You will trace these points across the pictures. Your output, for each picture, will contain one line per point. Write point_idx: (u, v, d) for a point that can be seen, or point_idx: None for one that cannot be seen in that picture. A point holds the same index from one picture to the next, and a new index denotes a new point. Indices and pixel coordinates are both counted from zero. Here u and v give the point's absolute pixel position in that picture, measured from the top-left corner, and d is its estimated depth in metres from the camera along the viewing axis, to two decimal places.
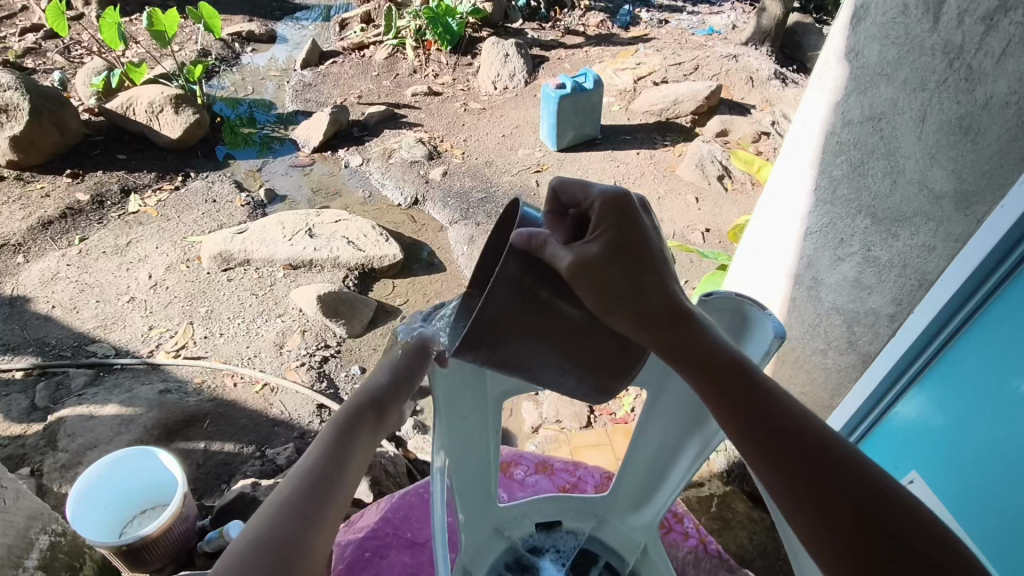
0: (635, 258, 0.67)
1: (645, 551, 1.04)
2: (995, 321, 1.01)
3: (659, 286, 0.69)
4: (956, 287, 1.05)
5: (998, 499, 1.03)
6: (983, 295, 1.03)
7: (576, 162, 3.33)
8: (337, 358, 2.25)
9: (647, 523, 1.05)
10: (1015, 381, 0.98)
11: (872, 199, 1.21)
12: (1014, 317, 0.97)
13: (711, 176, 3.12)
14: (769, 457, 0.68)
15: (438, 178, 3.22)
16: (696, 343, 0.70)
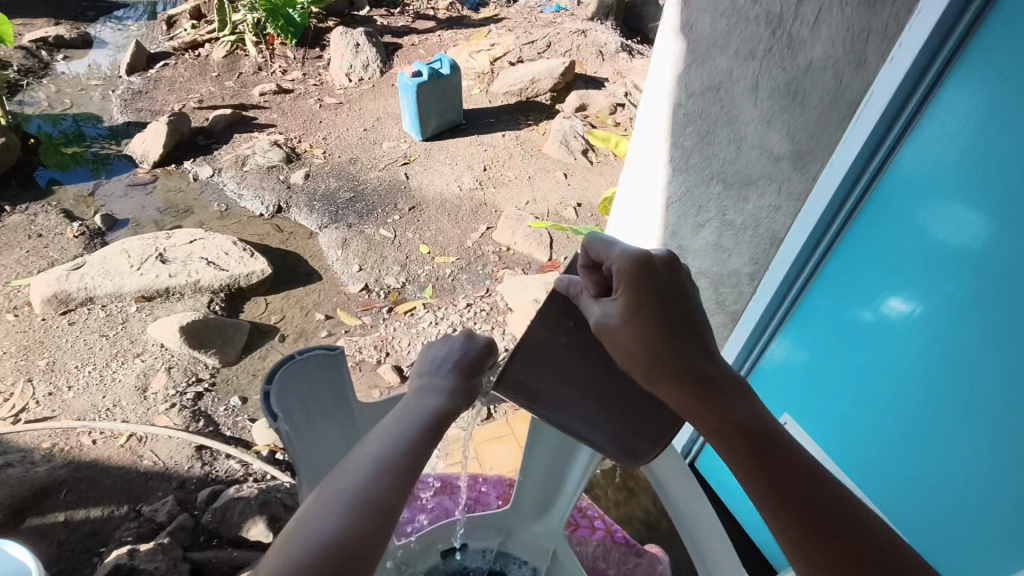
0: (658, 323, 0.73)
1: (555, 556, 1.06)
2: (840, 264, 1.11)
3: (679, 350, 0.73)
4: (804, 239, 1.13)
5: (855, 422, 1.15)
6: (827, 243, 1.12)
7: (444, 151, 3.27)
8: (213, 392, 2.07)
9: (553, 528, 1.07)
10: (863, 312, 1.08)
11: (721, 166, 1.27)
12: (861, 260, 1.06)
13: (576, 151, 3.19)
14: (801, 539, 0.64)
15: (300, 182, 3.03)
16: (727, 408, 0.71)
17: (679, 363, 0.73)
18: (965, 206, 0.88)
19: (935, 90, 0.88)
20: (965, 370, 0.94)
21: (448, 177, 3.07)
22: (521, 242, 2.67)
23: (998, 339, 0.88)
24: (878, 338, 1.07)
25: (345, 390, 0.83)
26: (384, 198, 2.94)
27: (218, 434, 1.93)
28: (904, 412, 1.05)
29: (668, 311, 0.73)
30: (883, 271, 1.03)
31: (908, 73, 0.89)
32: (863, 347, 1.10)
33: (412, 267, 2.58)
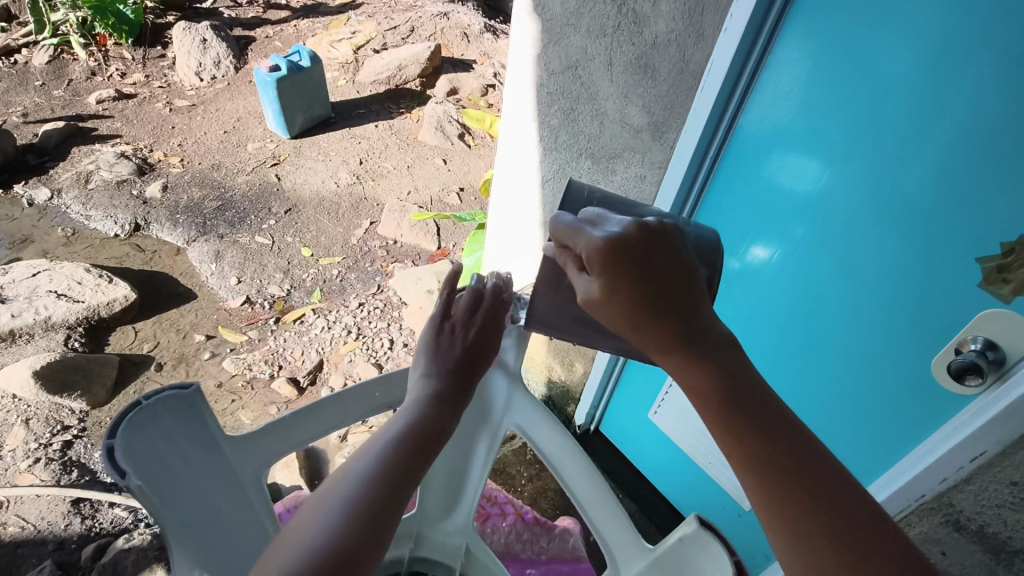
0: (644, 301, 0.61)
1: (468, 551, 1.05)
2: (717, 209, 1.16)
3: (673, 322, 0.61)
4: (673, 200, 1.18)
5: (753, 349, 1.23)
6: (697, 196, 1.17)
7: (316, 147, 3.12)
8: (85, 438, 1.87)
9: (462, 525, 1.06)
10: (747, 248, 1.15)
11: (587, 142, 1.30)
12: (747, 197, 1.09)
13: (452, 136, 3.17)
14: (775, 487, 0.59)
15: (158, 195, 2.78)
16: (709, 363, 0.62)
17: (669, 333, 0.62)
18: (806, 157, 0.97)
19: (770, 51, 0.95)
20: (825, 296, 1.05)
21: (323, 174, 2.94)
22: (407, 233, 2.62)
23: (844, 269, 1.00)
24: (752, 284, 1.17)
25: (209, 427, 0.77)
26: (256, 203, 2.77)
27: (96, 482, 1.75)
28: (799, 338, 1.12)
29: (660, 282, 0.61)
30: (748, 221, 1.12)
31: (743, 39, 0.94)
32: (742, 292, 1.20)
33: (295, 272, 2.46)
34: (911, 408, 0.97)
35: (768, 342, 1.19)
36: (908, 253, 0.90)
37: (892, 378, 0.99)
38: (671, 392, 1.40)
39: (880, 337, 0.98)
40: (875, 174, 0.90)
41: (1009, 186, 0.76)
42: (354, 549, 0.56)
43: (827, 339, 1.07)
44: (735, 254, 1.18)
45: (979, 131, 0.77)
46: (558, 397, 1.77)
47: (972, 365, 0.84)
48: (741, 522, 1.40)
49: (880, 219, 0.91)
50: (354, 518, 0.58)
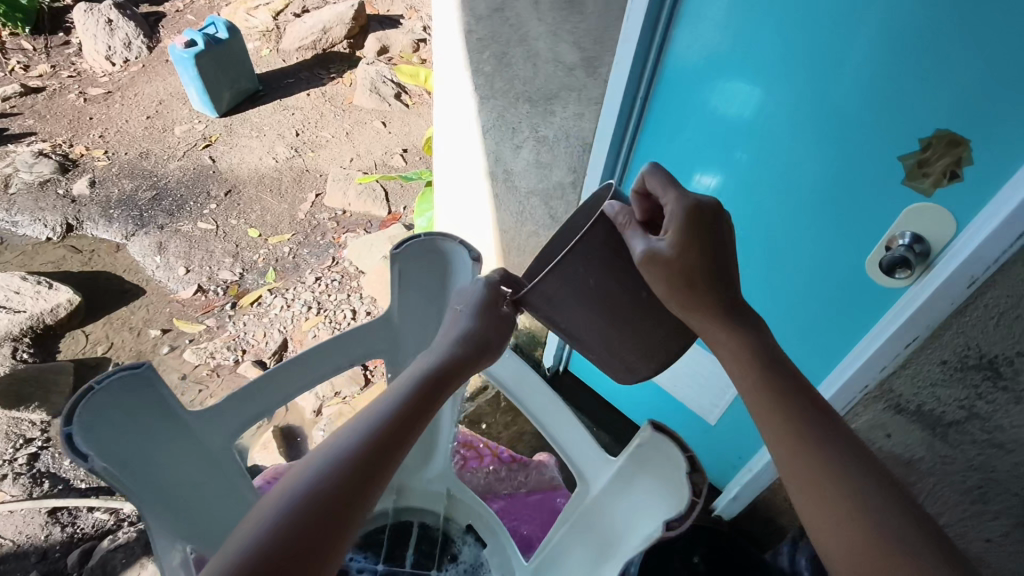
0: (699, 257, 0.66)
1: (450, 495, 1.08)
2: (659, 138, 1.17)
3: (722, 288, 0.68)
4: (613, 133, 1.18)
5: None
6: (636, 127, 1.18)
7: (248, 123, 3.00)
8: (52, 448, 1.82)
9: (441, 471, 1.09)
10: (691, 175, 1.16)
11: (523, 85, 1.29)
12: (686, 124, 1.11)
13: (389, 97, 3.09)
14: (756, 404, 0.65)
15: (87, 192, 2.64)
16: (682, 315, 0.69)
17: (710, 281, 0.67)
18: (743, 81, 0.99)
19: None
20: (767, 211, 1.08)
21: (259, 150, 2.83)
22: (355, 201, 2.57)
23: (784, 184, 1.03)
24: None
25: (169, 407, 0.75)
26: (193, 188, 2.66)
27: (71, 490, 1.71)
28: (748, 256, 1.17)
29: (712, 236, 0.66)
30: (687, 156, 1.14)
31: None
32: None
33: (245, 255, 2.40)
34: (854, 309, 1.03)
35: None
36: (843, 159, 0.93)
37: (833, 285, 1.04)
38: None
39: (820, 246, 1.03)
40: (802, 87, 0.92)
41: (933, 74, 0.79)
42: (307, 542, 0.48)
43: (773, 257, 1.12)
44: (678, 190, 1.20)
45: (911, 13, 0.77)
46: (525, 343, 1.81)
47: (902, 259, 0.90)
48: (709, 436, 1.47)
49: (814, 128, 0.94)
50: (314, 503, 0.50)
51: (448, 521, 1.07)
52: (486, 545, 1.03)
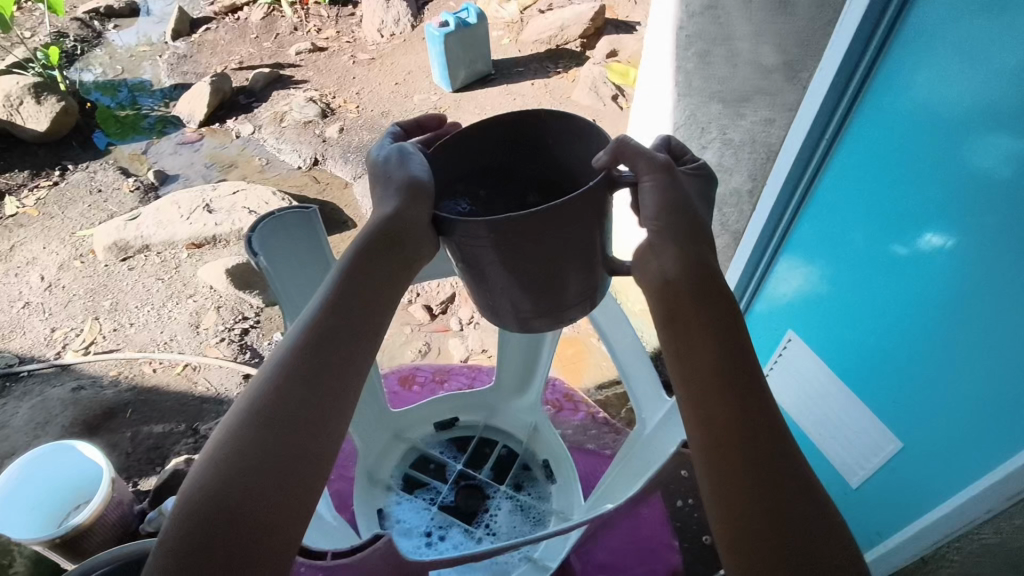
0: (667, 211, 0.73)
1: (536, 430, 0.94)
2: (831, 184, 1.13)
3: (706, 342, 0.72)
4: (787, 174, 1.19)
5: (848, 340, 1.17)
6: (816, 164, 1.14)
7: (475, 102, 3.26)
8: (258, 329, 2.16)
9: (534, 402, 0.94)
10: (860, 238, 1.10)
11: (719, 84, 1.26)
12: (856, 163, 1.06)
13: (607, 97, 3.17)
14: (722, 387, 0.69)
15: (335, 136, 3.07)
16: (705, 379, 0.70)
17: (707, 329, 0.72)
18: (999, 130, 0.83)
19: (901, 19, 0.93)
20: (925, 290, 0.99)
21: None
22: None
23: (944, 266, 0.95)
24: (861, 272, 1.11)
25: (318, 243, 0.88)
26: None
27: None
28: (895, 333, 1.07)
29: (724, 308, 0.74)
30: (876, 201, 1.05)
31: (865, 19, 0.95)
32: (850, 280, 1.14)
33: None
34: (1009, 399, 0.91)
35: (844, 334, 1.18)
36: None
37: (968, 372, 0.95)
38: (787, 353, 1.35)
39: (970, 337, 0.94)
40: (1010, 133, 0.81)
41: None
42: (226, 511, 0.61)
43: (908, 345, 1.05)
44: (854, 241, 1.11)
45: None
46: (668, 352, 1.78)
47: None
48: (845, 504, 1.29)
49: (974, 208, 0.89)
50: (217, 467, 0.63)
51: (528, 453, 0.92)
52: (556, 484, 0.88)
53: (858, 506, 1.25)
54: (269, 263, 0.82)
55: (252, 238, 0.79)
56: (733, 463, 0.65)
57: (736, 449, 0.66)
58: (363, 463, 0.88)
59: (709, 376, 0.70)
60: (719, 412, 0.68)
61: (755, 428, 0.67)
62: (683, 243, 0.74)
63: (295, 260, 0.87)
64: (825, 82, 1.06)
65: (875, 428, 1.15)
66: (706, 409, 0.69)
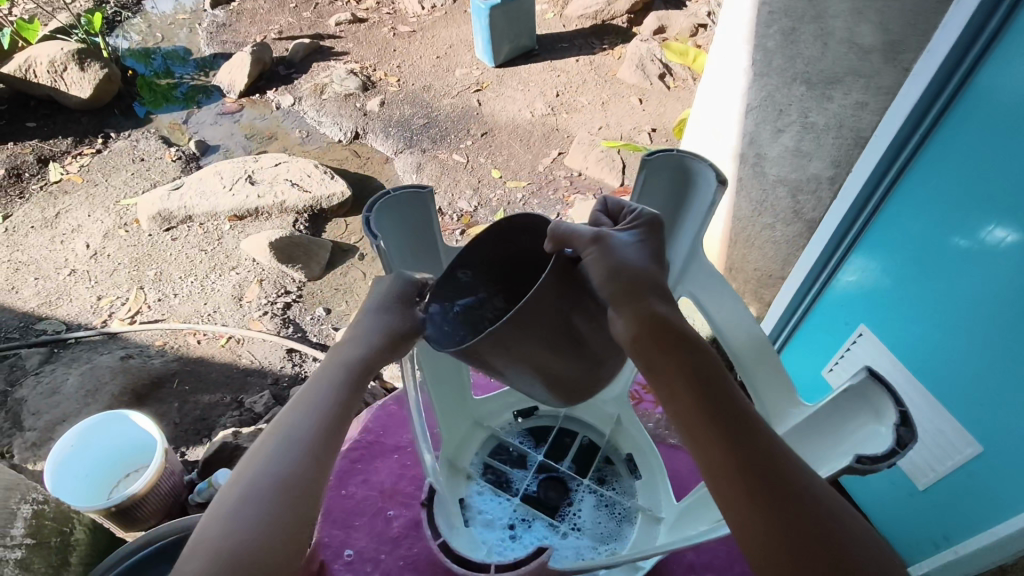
0: (610, 283, 0.66)
1: (620, 422, 0.89)
2: (924, 172, 1.03)
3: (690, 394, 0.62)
4: (880, 156, 1.09)
5: (930, 342, 1.07)
6: (912, 149, 1.04)
7: (517, 77, 3.19)
8: (301, 303, 2.16)
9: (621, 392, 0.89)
10: (952, 233, 1.00)
11: (805, 64, 1.19)
12: (956, 150, 0.97)
13: (653, 75, 3.07)
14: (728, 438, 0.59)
15: (376, 109, 3.02)
16: (712, 432, 0.60)
17: (681, 369, 0.62)
18: None
19: None
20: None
21: (521, 103, 3.02)
22: (593, 166, 2.62)
23: None
24: (948, 269, 1.01)
25: (429, 222, 0.84)
26: (457, 124, 2.94)
27: (307, 340, 2.04)
28: (986, 337, 0.97)
29: (692, 339, 0.64)
30: (976, 194, 0.95)
31: None
32: (936, 277, 1.04)
33: (484, 191, 2.61)
34: None
35: (924, 335, 1.08)
36: None
37: None
38: (855, 348, 1.24)
39: None
40: None
41: None
42: None
43: (1002, 350, 0.95)
44: (940, 232, 1.02)
45: None
46: None
47: None
48: (907, 509, 1.21)
49: None
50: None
51: (611, 447, 0.89)
52: (641, 480, 0.85)
53: (924, 509, 1.17)
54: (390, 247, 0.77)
55: (371, 219, 0.74)
56: (757, 522, 0.56)
57: (753, 508, 0.56)
58: (444, 451, 0.86)
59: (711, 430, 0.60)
60: (716, 463, 0.59)
61: (766, 479, 0.57)
62: (629, 291, 0.65)
63: (407, 243, 0.83)
64: (938, 56, 0.96)
65: (951, 427, 1.06)
66: (709, 462, 0.59)
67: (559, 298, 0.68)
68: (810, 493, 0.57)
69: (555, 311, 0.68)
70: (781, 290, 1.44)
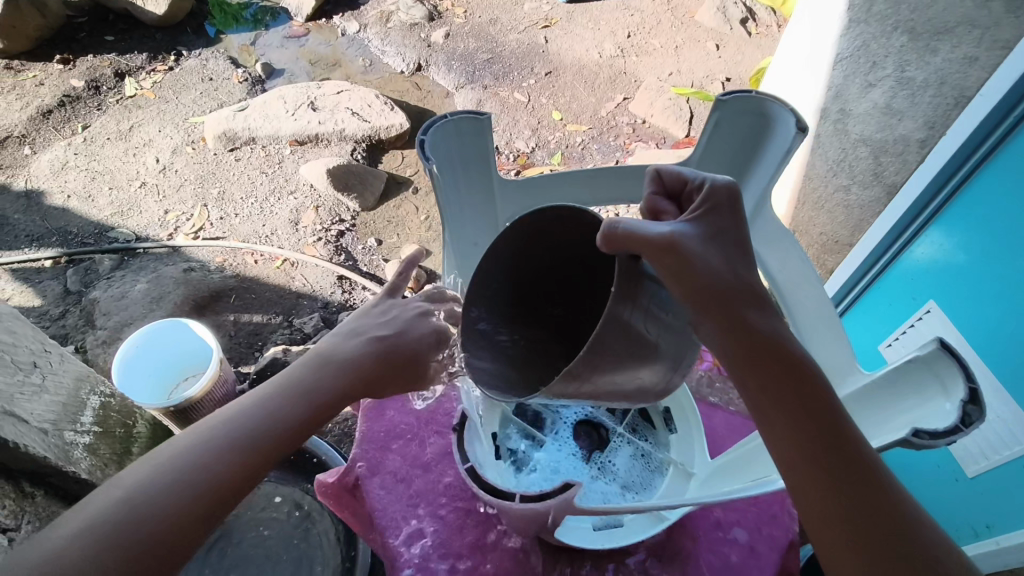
0: (691, 293, 0.62)
1: None
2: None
3: (795, 436, 0.60)
4: (978, 122, 0.98)
5: (1006, 326, 0.99)
6: (1016, 117, 0.93)
7: (588, 14, 3.05)
8: (353, 232, 2.19)
9: None
10: None
11: (911, 12, 1.08)
12: None
13: (734, 20, 2.89)
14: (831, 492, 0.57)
15: (441, 41, 2.96)
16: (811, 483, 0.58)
17: (773, 406, 0.61)
18: None
19: None
20: None
21: (589, 43, 2.90)
22: (658, 115, 2.51)
23: None
24: None
25: (486, 154, 0.82)
26: (521, 61, 2.85)
27: (357, 268, 2.08)
28: None
29: (789, 349, 0.62)
30: None
31: None
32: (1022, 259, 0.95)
33: (543, 132, 2.55)
34: None
35: (1000, 318, 1.00)
36: None
37: None
38: (920, 324, 1.18)
39: None
40: None
41: None
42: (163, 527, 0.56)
43: None
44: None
45: None
46: None
47: None
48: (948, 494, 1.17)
49: None
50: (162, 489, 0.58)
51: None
52: (676, 433, 0.85)
53: (965, 496, 1.12)
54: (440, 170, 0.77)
55: (426, 142, 0.75)
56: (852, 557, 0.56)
57: (835, 524, 0.57)
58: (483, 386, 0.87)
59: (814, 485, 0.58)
60: (814, 498, 0.58)
61: (849, 498, 0.57)
62: (712, 298, 0.62)
63: (461, 171, 0.83)
64: None
65: (1012, 414, 1.00)
66: (793, 479, 0.59)
67: (635, 309, 0.62)
68: (898, 508, 0.57)
69: (630, 322, 0.61)
70: (848, 255, 1.36)
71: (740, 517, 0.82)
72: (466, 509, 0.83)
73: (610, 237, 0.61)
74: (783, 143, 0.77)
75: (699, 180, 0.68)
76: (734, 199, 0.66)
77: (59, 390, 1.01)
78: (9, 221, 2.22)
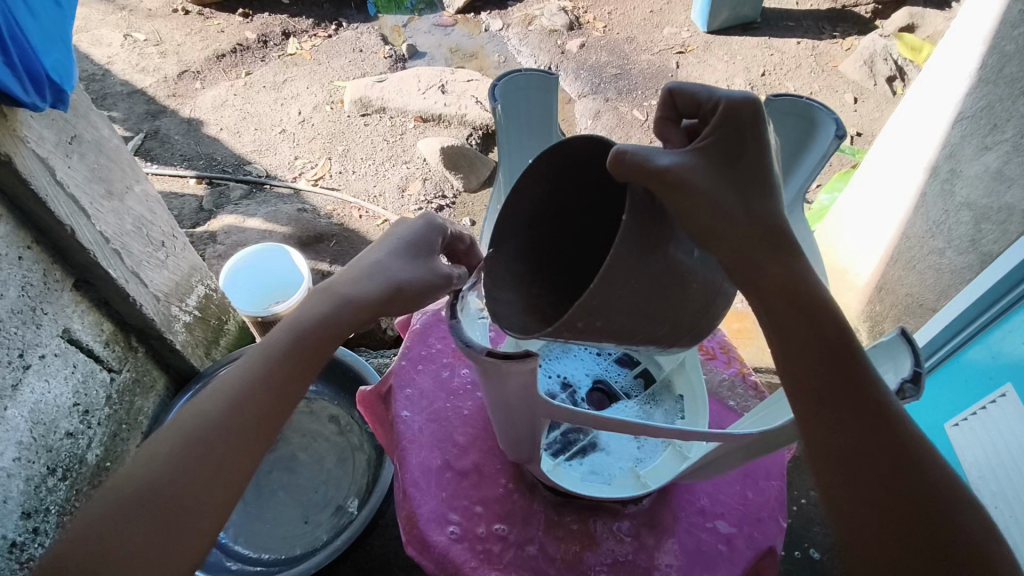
0: (706, 227, 0.63)
1: (682, 363, 0.92)
2: None
3: (829, 399, 0.63)
4: None
5: None
6: None
7: (726, 47, 3.04)
8: (452, 209, 2.33)
9: None
10: None
11: None
12: None
13: (880, 76, 2.78)
14: (857, 455, 0.62)
15: (575, 50, 3.06)
16: (840, 443, 0.63)
17: (814, 369, 0.64)
18: None
19: None
20: None
21: (721, 75, 2.90)
22: None
23: None
24: None
25: (549, 114, 0.93)
26: (648, 82, 2.89)
27: None
28: None
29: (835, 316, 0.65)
30: None
31: None
32: None
33: None
34: None
35: None
36: None
37: None
38: (992, 407, 1.12)
39: None
40: None
41: None
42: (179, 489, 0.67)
43: None
44: None
45: None
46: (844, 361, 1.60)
47: None
48: None
49: None
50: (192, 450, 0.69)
51: (666, 382, 0.92)
52: (684, 419, 0.89)
53: None
54: (504, 113, 0.90)
55: (496, 88, 0.88)
56: (869, 514, 0.61)
57: (860, 468, 0.62)
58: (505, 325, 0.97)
59: (843, 447, 0.62)
60: (840, 457, 0.63)
61: (874, 442, 0.62)
62: (730, 242, 0.63)
63: (526, 128, 0.93)
64: None
65: None
66: (828, 441, 0.63)
67: (658, 252, 0.63)
68: (923, 479, 0.61)
69: (650, 266, 0.63)
70: (926, 322, 1.30)
71: (727, 511, 0.86)
72: (476, 435, 0.92)
73: (619, 163, 0.60)
74: (821, 146, 0.83)
75: (716, 102, 0.65)
76: (756, 115, 0.63)
77: (176, 271, 1.17)
78: (170, 141, 2.56)
